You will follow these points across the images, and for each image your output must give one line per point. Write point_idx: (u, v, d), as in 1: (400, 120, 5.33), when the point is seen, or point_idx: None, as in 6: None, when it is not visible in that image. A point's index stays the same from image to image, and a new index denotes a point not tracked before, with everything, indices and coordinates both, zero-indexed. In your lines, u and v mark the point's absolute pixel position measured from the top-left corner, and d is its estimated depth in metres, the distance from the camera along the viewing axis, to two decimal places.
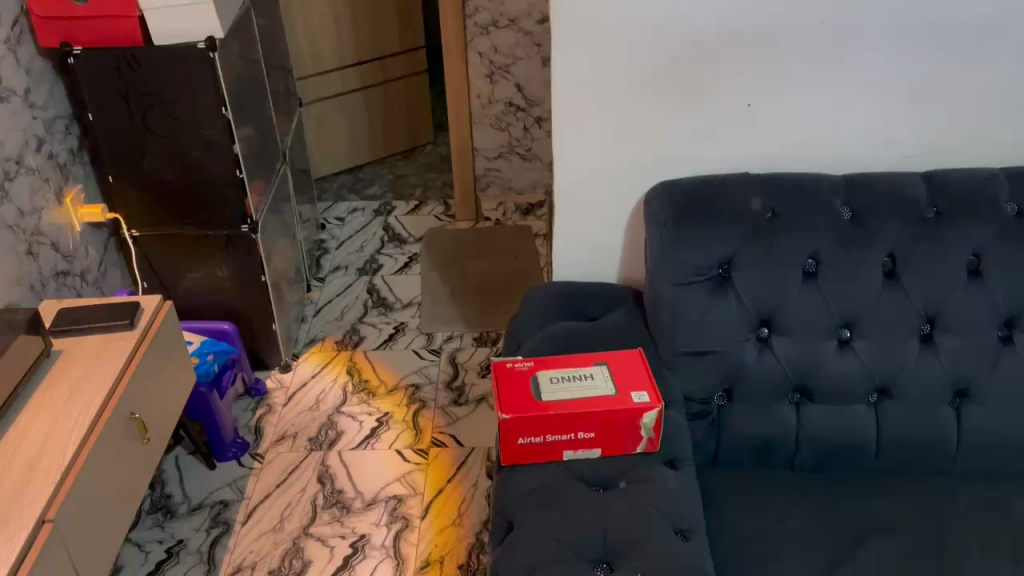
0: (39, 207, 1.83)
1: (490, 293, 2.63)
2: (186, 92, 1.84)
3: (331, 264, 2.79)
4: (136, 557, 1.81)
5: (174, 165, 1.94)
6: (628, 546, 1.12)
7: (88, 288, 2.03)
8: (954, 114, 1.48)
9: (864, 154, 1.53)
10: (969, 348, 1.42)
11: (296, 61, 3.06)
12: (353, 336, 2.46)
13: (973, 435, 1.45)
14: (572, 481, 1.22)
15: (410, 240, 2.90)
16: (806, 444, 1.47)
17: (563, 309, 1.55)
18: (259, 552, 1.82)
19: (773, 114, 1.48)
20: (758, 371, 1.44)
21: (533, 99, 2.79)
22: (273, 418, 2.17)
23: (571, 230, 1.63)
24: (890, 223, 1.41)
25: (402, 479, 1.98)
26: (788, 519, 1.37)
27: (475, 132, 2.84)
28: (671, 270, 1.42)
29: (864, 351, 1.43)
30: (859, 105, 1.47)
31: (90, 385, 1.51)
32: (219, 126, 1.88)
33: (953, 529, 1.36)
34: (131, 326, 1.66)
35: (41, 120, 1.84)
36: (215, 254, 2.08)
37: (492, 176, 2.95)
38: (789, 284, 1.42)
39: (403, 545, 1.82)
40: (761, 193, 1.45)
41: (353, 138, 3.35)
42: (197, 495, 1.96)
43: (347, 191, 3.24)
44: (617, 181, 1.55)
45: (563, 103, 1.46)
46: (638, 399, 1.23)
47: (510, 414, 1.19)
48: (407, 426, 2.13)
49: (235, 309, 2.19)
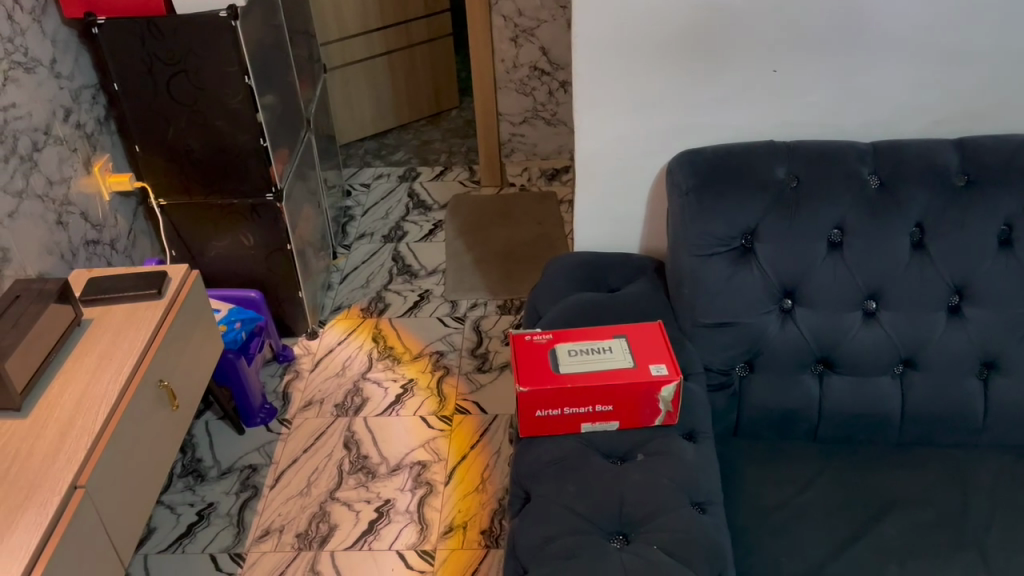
0: (68, 176, 1.85)
1: (514, 260, 2.63)
2: (207, 61, 1.83)
3: (357, 230, 2.80)
4: (168, 519, 1.87)
5: (198, 134, 1.95)
6: (646, 518, 1.13)
7: (118, 257, 2.07)
8: (987, 77, 1.43)
9: (895, 121, 1.49)
10: (999, 320, 1.39)
11: (320, 25, 3.04)
12: (378, 303, 2.47)
13: (1000, 407, 1.43)
14: (589, 453, 1.22)
15: (435, 207, 2.90)
16: (828, 416, 1.46)
17: (582, 279, 1.55)
18: (287, 516, 1.86)
19: (803, 80, 1.44)
20: (781, 342, 1.43)
21: (558, 63, 2.74)
22: (301, 384, 2.21)
23: (592, 200, 1.61)
24: (918, 193, 1.37)
25: (427, 446, 2.00)
26: (808, 489, 1.37)
27: (499, 97, 2.81)
28: (693, 241, 1.41)
29: (889, 323, 1.41)
30: (890, 71, 1.43)
31: (119, 353, 1.54)
32: (242, 95, 1.88)
33: (976, 503, 1.35)
34: (158, 295, 1.69)
35: (68, 90, 1.86)
36: (240, 223, 2.10)
37: (516, 142, 2.93)
38: (813, 254, 1.40)
39: (427, 510, 1.85)
40: (786, 161, 1.42)
41: (378, 103, 3.34)
42: (226, 459, 2.00)
43: (372, 157, 3.24)
44: (638, 150, 1.53)
45: (583, 71, 1.44)
46: (657, 372, 1.22)
47: (527, 386, 1.19)
48: (431, 392, 2.15)
49: (261, 277, 2.21)
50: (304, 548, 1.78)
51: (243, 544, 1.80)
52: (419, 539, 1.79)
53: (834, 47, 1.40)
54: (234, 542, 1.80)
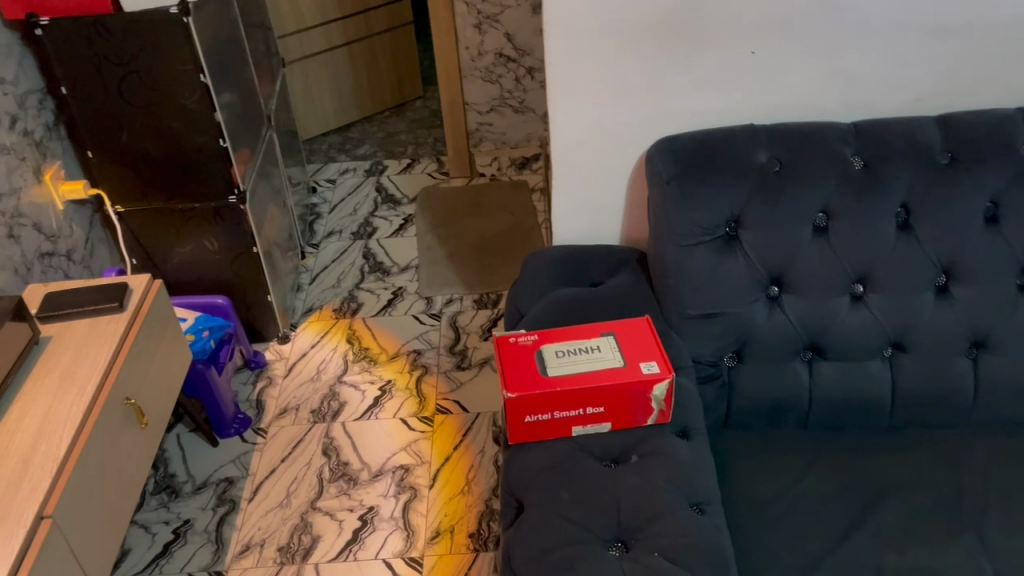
0: (18, 186, 1.76)
1: (488, 253, 2.58)
2: (160, 60, 1.75)
3: (324, 228, 2.72)
4: (143, 539, 1.80)
5: (154, 137, 1.86)
6: (644, 523, 1.09)
7: (75, 268, 1.98)
8: (969, 51, 1.40)
9: (874, 99, 1.46)
10: (987, 298, 1.37)
11: (275, 18, 2.95)
12: (351, 303, 2.41)
13: (990, 386, 1.42)
14: (581, 456, 1.17)
15: (404, 200, 2.84)
16: (820, 403, 1.43)
17: (564, 274, 1.50)
18: (267, 529, 1.80)
19: (779, 60, 1.40)
20: (769, 331, 1.40)
21: (523, 48, 2.69)
22: (274, 391, 2.14)
23: (571, 192, 1.57)
24: (903, 171, 1.35)
25: (408, 449, 1.95)
26: (803, 479, 1.35)
27: (465, 85, 2.75)
28: (677, 230, 1.37)
29: (877, 306, 1.39)
30: (870, 48, 1.39)
31: (82, 371, 1.47)
32: (199, 95, 1.80)
33: (972, 483, 1.34)
34: (120, 308, 1.61)
35: (13, 96, 1.75)
36: (204, 227, 2.02)
37: (484, 131, 2.89)
38: (799, 239, 1.37)
39: (412, 516, 1.80)
40: (767, 145, 1.38)
41: (339, 95, 3.26)
42: (201, 473, 1.93)
43: (336, 151, 3.16)
44: (614, 138, 1.49)
45: (556, 59, 1.38)
46: (648, 370, 1.18)
47: (515, 392, 1.14)
48: (410, 393, 2.10)
49: (228, 282, 2.13)
50: (287, 562, 1.73)
51: (223, 562, 1.74)
52: (406, 546, 1.74)
53: (813, 27, 1.36)
54: (214, 560, 1.74)
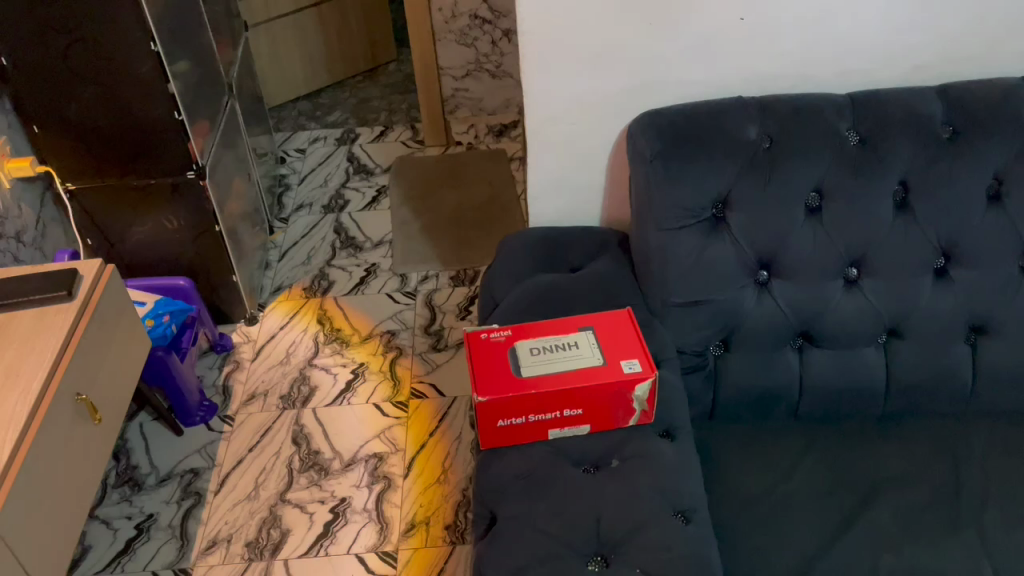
0: None
1: (466, 226, 2.48)
2: (107, 27, 1.62)
3: (294, 201, 2.61)
4: (104, 536, 1.72)
5: (105, 110, 1.74)
6: (626, 536, 1.01)
7: (26, 251, 1.80)
8: (974, 17, 1.30)
9: (872, 68, 1.36)
10: (988, 282, 1.30)
11: None
12: (321, 281, 2.31)
13: (989, 373, 1.35)
14: (558, 462, 1.09)
15: (378, 171, 2.72)
16: (811, 393, 1.36)
17: (541, 258, 1.41)
18: (234, 524, 1.72)
19: (771, 27, 1.30)
20: (759, 318, 1.32)
21: (500, 10, 2.56)
22: (242, 375, 2.05)
23: (547, 169, 1.47)
24: (902, 147, 1.26)
25: (382, 436, 1.87)
26: (794, 474, 1.28)
27: (439, 49, 2.62)
28: (661, 213, 1.27)
29: (872, 291, 1.31)
30: (869, 13, 1.29)
31: (26, 367, 1.36)
32: (151, 65, 1.68)
33: (969, 476, 1.27)
34: (68, 296, 1.50)
35: None
36: (162, 205, 1.90)
37: (460, 97, 2.76)
38: (790, 221, 1.28)
39: (386, 508, 1.73)
40: (759, 119, 1.28)
41: (308, 59, 3.11)
42: (165, 465, 1.85)
43: (306, 119, 3.03)
44: (593, 112, 1.38)
45: (530, 28, 1.27)
46: (629, 369, 1.10)
47: (487, 395, 1.06)
48: (384, 377, 2.01)
49: (190, 262, 2.03)
50: (255, 558, 1.65)
51: (188, 559, 1.66)
52: (380, 539, 1.67)
53: None
54: (178, 557, 1.66)
